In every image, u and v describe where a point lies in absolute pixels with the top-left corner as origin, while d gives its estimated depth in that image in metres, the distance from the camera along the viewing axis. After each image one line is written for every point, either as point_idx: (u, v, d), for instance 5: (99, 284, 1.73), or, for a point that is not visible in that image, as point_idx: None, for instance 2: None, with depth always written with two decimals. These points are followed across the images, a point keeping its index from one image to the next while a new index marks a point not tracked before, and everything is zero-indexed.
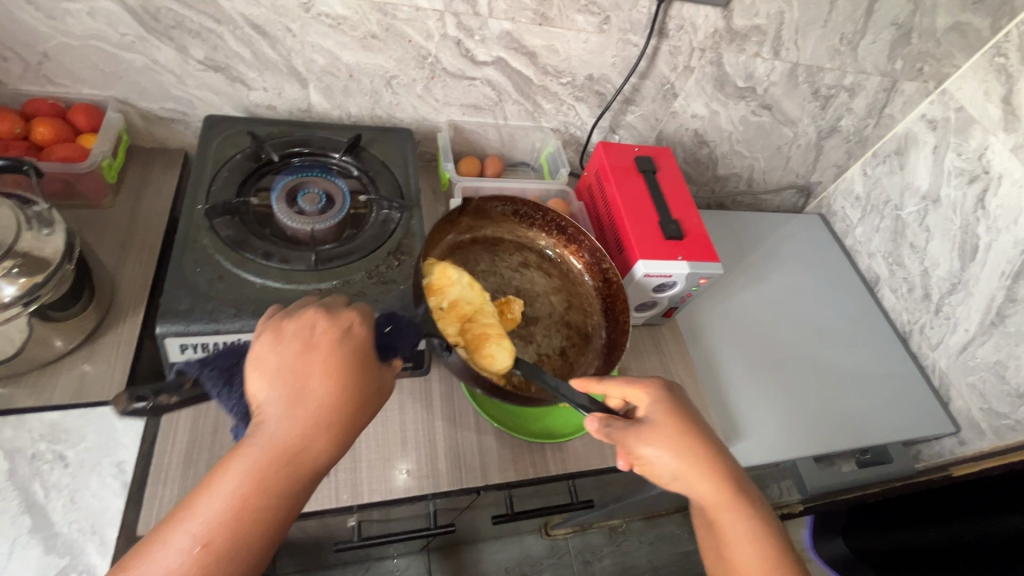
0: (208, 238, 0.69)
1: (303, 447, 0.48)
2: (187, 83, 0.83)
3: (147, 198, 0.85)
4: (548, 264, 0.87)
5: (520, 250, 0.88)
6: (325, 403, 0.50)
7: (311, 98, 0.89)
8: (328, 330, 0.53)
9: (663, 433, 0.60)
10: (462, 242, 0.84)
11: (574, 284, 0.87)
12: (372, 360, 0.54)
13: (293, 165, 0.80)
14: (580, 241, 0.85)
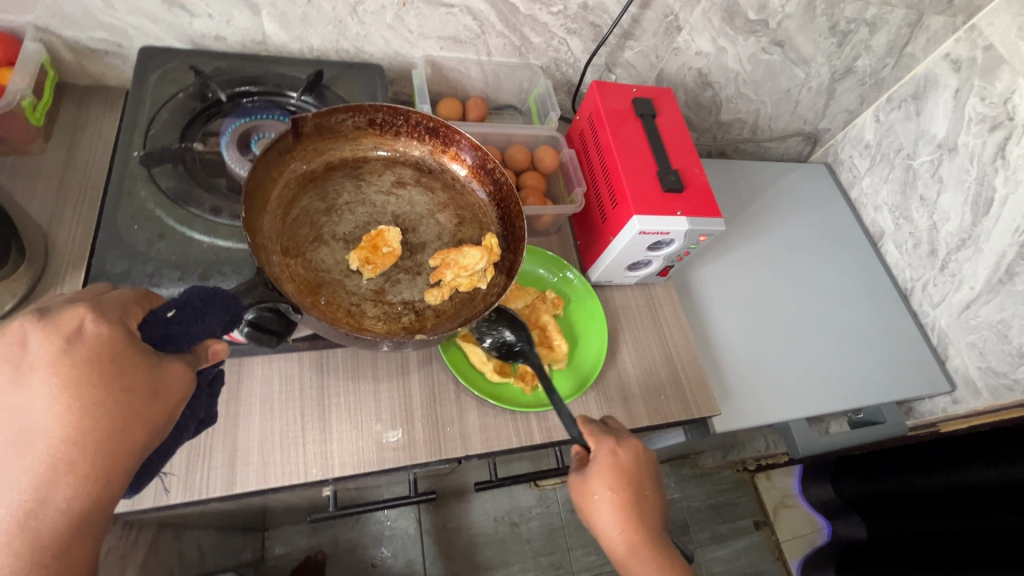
0: (145, 190, 0.61)
1: (48, 496, 0.38)
2: (117, 8, 0.71)
3: (84, 143, 0.75)
4: (428, 177, 0.71)
5: (393, 165, 0.70)
6: (67, 438, 0.39)
7: (265, 28, 0.78)
8: (45, 343, 0.39)
9: (608, 480, 0.64)
10: (314, 174, 0.66)
11: (465, 195, 0.71)
12: (137, 359, 0.42)
13: (243, 106, 0.71)
14: (457, 139, 0.69)
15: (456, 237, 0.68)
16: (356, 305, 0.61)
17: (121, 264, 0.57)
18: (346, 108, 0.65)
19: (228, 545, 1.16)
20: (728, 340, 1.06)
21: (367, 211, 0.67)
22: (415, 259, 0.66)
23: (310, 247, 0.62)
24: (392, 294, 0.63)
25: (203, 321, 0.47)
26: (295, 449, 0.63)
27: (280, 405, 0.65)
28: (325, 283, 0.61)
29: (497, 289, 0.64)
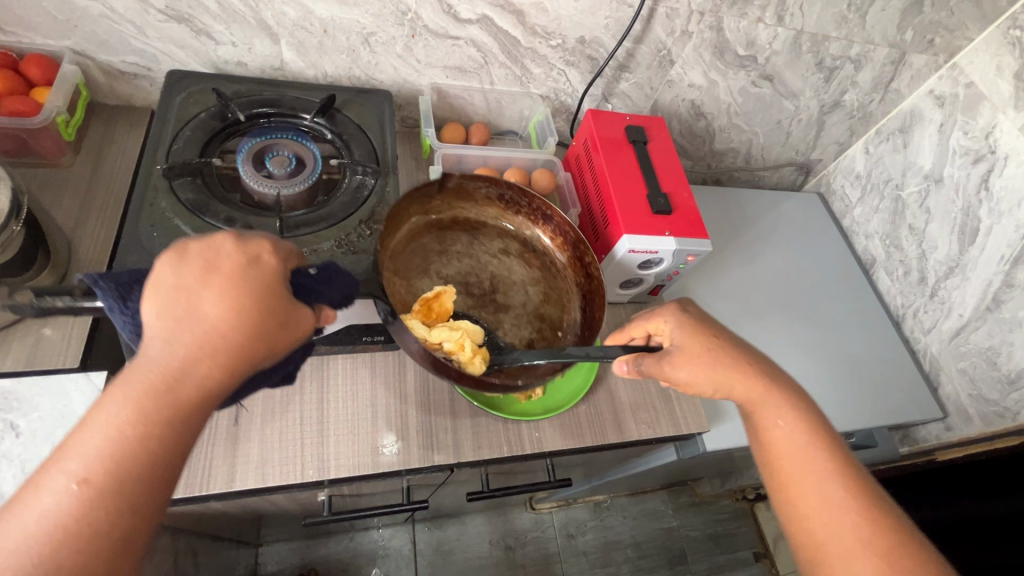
0: (166, 200, 0.66)
1: (183, 376, 0.42)
2: (148, 35, 0.77)
3: (110, 156, 0.80)
4: (531, 254, 0.80)
5: (505, 237, 0.80)
6: (217, 339, 0.43)
7: (284, 56, 0.84)
8: (234, 253, 0.46)
9: (692, 351, 0.62)
10: (439, 223, 0.77)
11: (556, 279, 0.79)
12: (284, 294, 0.48)
13: (260, 126, 0.76)
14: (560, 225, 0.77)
15: (541, 311, 0.76)
16: (437, 334, 0.69)
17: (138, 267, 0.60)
18: (484, 179, 0.76)
19: (222, 557, 1.17)
20: None
21: (471, 268, 0.77)
22: (497, 316, 0.74)
23: (414, 280, 0.72)
24: (470, 341, 0.71)
25: (330, 288, 0.55)
26: (293, 450, 0.65)
27: (281, 407, 0.68)
28: (419, 308, 0.70)
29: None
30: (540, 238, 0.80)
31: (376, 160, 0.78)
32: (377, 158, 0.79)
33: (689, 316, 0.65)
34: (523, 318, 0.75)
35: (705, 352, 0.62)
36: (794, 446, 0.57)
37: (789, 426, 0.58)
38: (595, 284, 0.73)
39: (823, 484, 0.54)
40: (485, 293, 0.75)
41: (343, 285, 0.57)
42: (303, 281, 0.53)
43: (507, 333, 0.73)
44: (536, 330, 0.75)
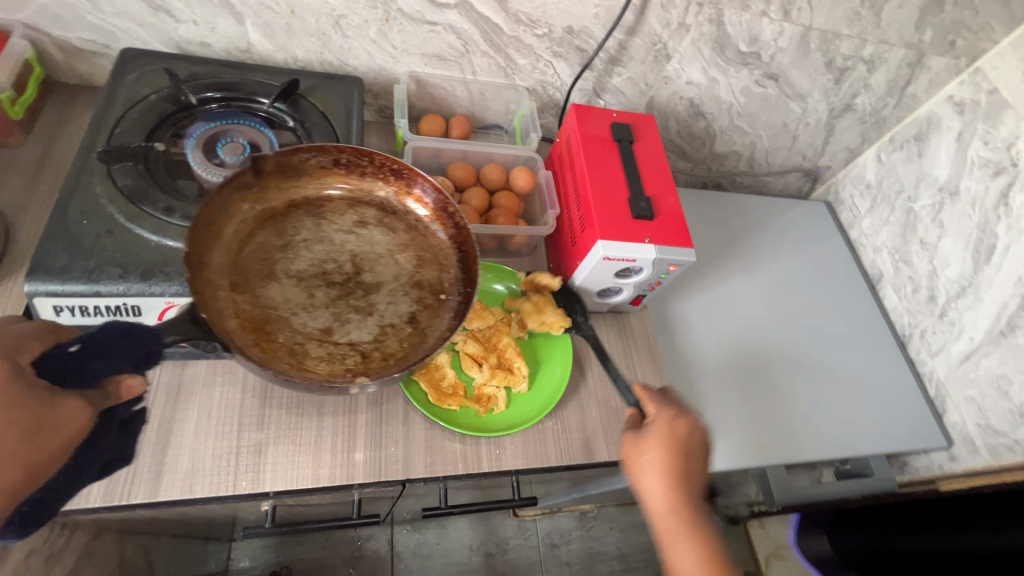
0: (102, 186, 0.62)
1: None
2: (104, 10, 0.73)
3: (63, 138, 0.76)
4: (391, 218, 0.71)
5: (355, 207, 0.70)
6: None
7: (249, 37, 0.79)
8: None
9: (656, 442, 0.62)
10: (273, 213, 0.66)
11: (429, 238, 0.71)
12: (22, 395, 0.43)
13: (215, 111, 0.72)
14: (415, 178, 0.70)
15: (417, 278, 0.67)
16: (299, 344, 0.59)
17: (63, 258, 0.56)
18: (309, 149, 0.66)
19: (185, 554, 1.14)
20: (708, 378, 1.02)
21: (325, 252, 0.66)
22: (369, 299, 0.64)
23: (261, 286, 0.61)
24: (342, 334, 0.61)
25: (105, 358, 0.48)
26: (227, 459, 0.61)
27: (218, 412, 0.63)
28: (272, 320, 0.59)
29: (447, 329, 0.63)
30: (410, 206, 0.72)
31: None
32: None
33: (685, 418, 0.64)
34: (398, 291, 0.66)
35: (670, 454, 0.61)
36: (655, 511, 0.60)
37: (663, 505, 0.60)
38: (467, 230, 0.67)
39: None
40: (350, 278, 0.65)
41: (132, 346, 0.48)
42: (67, 363, 0.47)
43: (383, 313, 0.64)
44: (416, 301, 0.66)
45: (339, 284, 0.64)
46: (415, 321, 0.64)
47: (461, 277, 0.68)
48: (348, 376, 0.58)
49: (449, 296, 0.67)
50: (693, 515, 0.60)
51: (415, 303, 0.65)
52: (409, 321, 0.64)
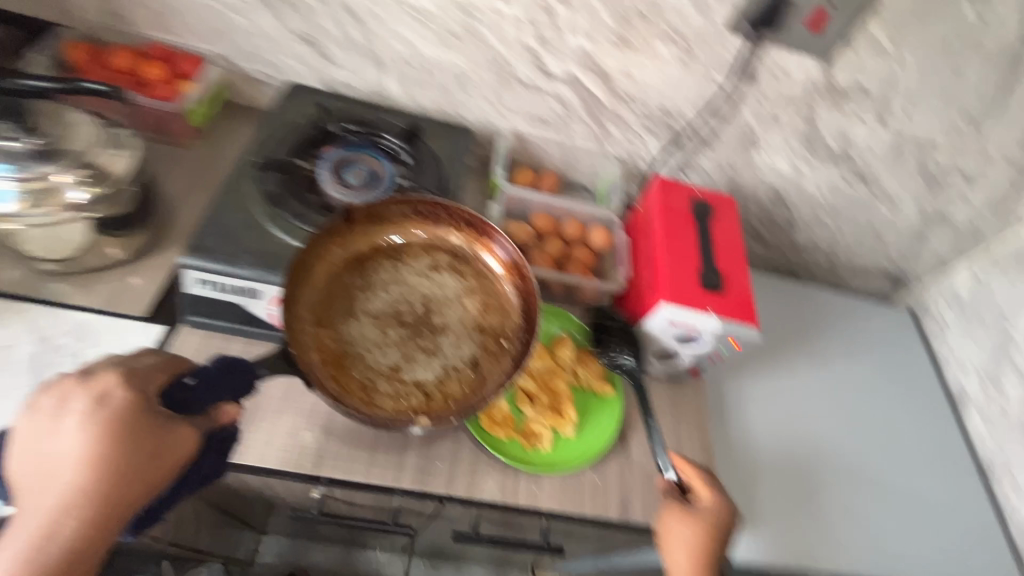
0: (249, 187, 0.74)
1: (59, 521, 0.50)
2: (281, 53, 0.90)
3: (223, 146, 0.92)
4: (463, 263, 0.75)
5: (431, 250, 0.75)
6: (79, 486, 0.51)
7: (386, 84, 0.93)
8: (85, 399, 0.53)
9: (688, 519, 0.67)
10: (358, 256, 0.72)
11: (496, 283, 0.74)
12: (144, 423, 0.53)
13: (347, 140, 0.84)
14: (489, 230, 0.74)
15: (481, 323, 0.72)
16: (370, 380, 0.65)
17: (211, 240, 0.68)
18: (394, 198, 0.72)
19: (223, 535, 1.20)
20: (763, 471, 0.98)
21: (401, 293, 0.72)
22: (435, 341, 0.69)
23: (343, 323, 0.68)
24: (408, 374, 0.66)
25: (213, 390, 0.57)
26: (297, 439, 0.69)
27: (296, 397, 0.72)
28: (349, 356, 0.66)
29: (505, 377, 0.66)
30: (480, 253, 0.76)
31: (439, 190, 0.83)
32: (440, 188, 0.83)
33: (721, 508, 0.68)
34: (462, 334, 0.70)
35: (693, 533, 0.66)
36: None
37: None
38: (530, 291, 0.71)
39: None
40: (420, 321, 0.70)
41: (236, 380, 0.57)
42: (183, 392, 0.57)
43: (446, 356, 0.68)
44: (479, 346, 0.70)
45: (411, 324, 0.70)
46: (476, 365, 0.68)
47: (523, 324, 0.71)
48: (410, 415, 0.63)
49: (509, 342, 0.70)
50: None
51: (477, 347, 0.70)
52: (470, 365, 0.68)
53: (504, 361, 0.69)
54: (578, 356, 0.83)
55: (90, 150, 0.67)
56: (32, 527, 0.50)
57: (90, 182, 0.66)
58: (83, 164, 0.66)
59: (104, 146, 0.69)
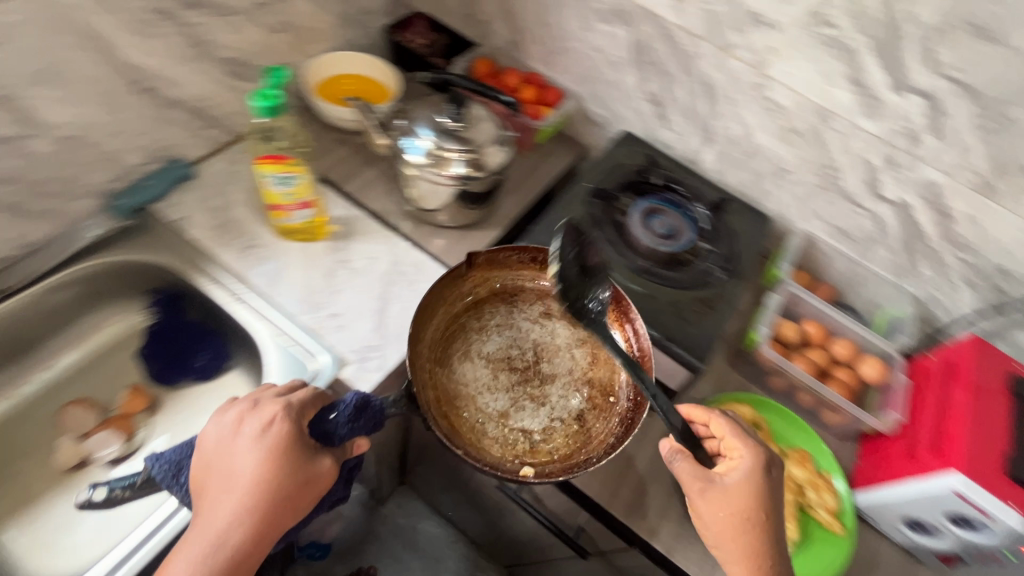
0: (580, 209, 0.88)
1: (230, 533, 0.57)
2: (627, 105, 1.04)
3: (548, 163, 1.10)
4: (573, 313, 0.82)
5: (543, 298, 0.83)
6: (244, 503, 0.57)
7: (704, 155, 1.02)
8: (253, 429, 0.60)
9: (724, 503, 0.62)
10: (473, 301, 0.81)
11: (606, 345, 0.79)
12: (302, 450, 0.61)
13: (661, 193, 0.93)
14: (626, 312, 0.74)
15: (588, 376, 0.78)
16: (482, 422, 0.73)
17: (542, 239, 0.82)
18: (514, 248, 0.80)
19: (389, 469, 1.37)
20: None
21: (512, 337, 0.80)
22: (542, 389, 0.76)
23: (457, 362, 0.77)
24: (515, 419, 0.74)
25: (358, 425, 0.66)
26: None
27: None
28: (460, 398, 0.74)
29: (613, 436, 0.72)
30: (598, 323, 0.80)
31: (726, 264, 0.86)
32: (728, 264, 0.86)
33: (763, 481, 0.63)
34: (570, 385, 0.77)
35: (738, 527, 0.61)
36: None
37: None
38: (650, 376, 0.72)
39: None
40: (529, 368, 0.78)
41: (371, 417, 0.67)
42: (328, 428, 0.65)
43: (553, 406, 0.75)
44: (588, 400, 0.76)
45: (520, 369, 0.77)
46: (582, 419, 0.75)
47: (630, 382, 0.77)
48: (515, 461, 0.70)
49: (619, 399, 0.76)
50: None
51: (585, 402, 0.76)
52: (575, 416, 0.75)
53: (615, 417, 0.75)
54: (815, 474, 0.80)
55: (485, 144, 0.86)
56: (207, 537, 0.56)
57: (475, 165, 0.85)
58: (477, 151, 0.85)
59: (494, 143, 0.87)
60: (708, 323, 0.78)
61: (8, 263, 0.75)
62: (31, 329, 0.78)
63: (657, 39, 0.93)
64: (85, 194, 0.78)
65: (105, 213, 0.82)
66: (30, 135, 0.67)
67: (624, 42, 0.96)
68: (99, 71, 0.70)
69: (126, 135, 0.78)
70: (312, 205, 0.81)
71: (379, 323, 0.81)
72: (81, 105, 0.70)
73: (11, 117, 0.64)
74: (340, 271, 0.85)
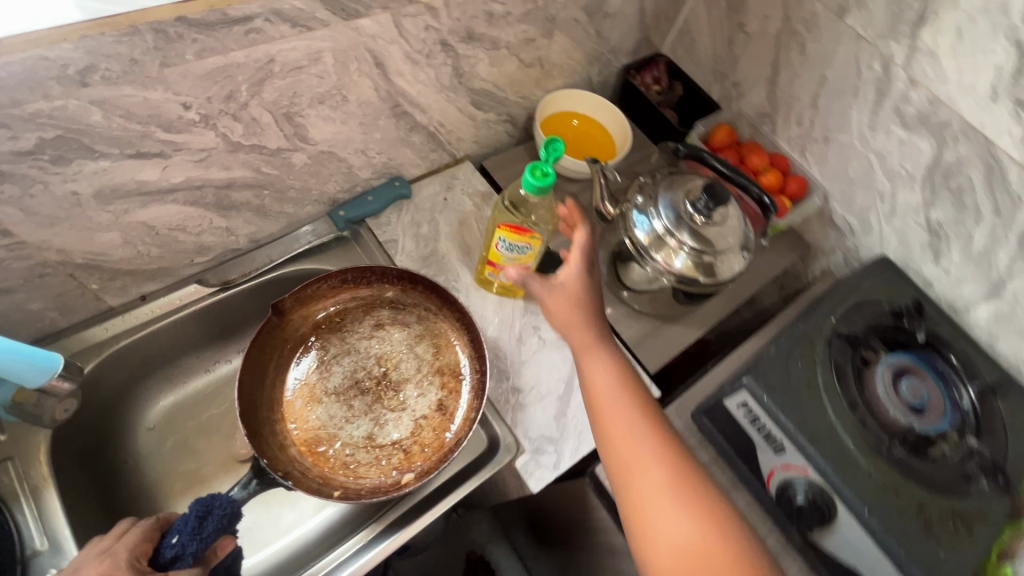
0: (820, 349, 0.72)
1: None
2: (892, 222, 0.87)
3: (763, 257, 0.97)
4: (402, 311, 0.77)
5: (370, 311, 0.77)
6: None
7: (976, 309, 0.82)
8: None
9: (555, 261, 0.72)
10: (305, 338, 0.75)
11: (436, 322, 0.77)
12: None
13: (922, 353, 0.76)
14: (421, 280, 0.74)
15: (435, 365, 0.75)
16: (350, 456, 0.69)
17: (773, 375, 0.69)
18: (315, 281, 0.72)
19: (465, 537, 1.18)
20: None
21: (355, 363, 0.75)
22: (398, 397, 0.73)
23: (308, 410, 0.72)
24: (384, 435, 0.71)
25: (200, 537, 0.53)
26: None
27: None
28: (321, 439, 0.70)
29: (473, 410, 0.70)
30: (447, 333, 0.76)
31: (994, 473, 0.67)
32: (999, 473, 0.67)
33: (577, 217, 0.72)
34: (421, 382, 0.74)
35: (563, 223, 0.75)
36: (687, 566, 0.51)
37: (643, 446, 0.58)
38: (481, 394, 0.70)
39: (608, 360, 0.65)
40: (386, 384, 0.74)
41: (221, 503, 0.55)
42: (175, 551, 0.52)
43: (413, 408, 0.72)
44: (441, 387, 0.73)
45: (371, 389, 0.73)
46: (443, 408, 0.72)
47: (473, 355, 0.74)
48: (394, 475, 0.68)
49: (465, 374, 0.73)
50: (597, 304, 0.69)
51: (440, 390, 0.73)
52: (437, 410, 0.72)
53: (466, 396, 0.72)
54: None
55: (728, 250, 0.75)
56: None
57: (707, 271, 0.75)
58: (716, 256, 0.74)
59: (738, 249, 0.76)
60: (963, 549, 0.62)
61: (237, 254, 0.76)
62: (240, 317, 0.80)
63: (975, 166, 0.74)
64: (316, 202, 0.78)
65: (325, 219, 0.81)
66: (294, 149, 0.66)
67: (922, 154, 0.79)
68: (369, 96, 0.67)
69: (367, 153, 0.76)
70: (527, 271, 0.76)
71: (561, 410, 0.74)
72: (342, 125, 0.68)
73: (288, 132, 0.64)
74: (530, 337, 0.78)
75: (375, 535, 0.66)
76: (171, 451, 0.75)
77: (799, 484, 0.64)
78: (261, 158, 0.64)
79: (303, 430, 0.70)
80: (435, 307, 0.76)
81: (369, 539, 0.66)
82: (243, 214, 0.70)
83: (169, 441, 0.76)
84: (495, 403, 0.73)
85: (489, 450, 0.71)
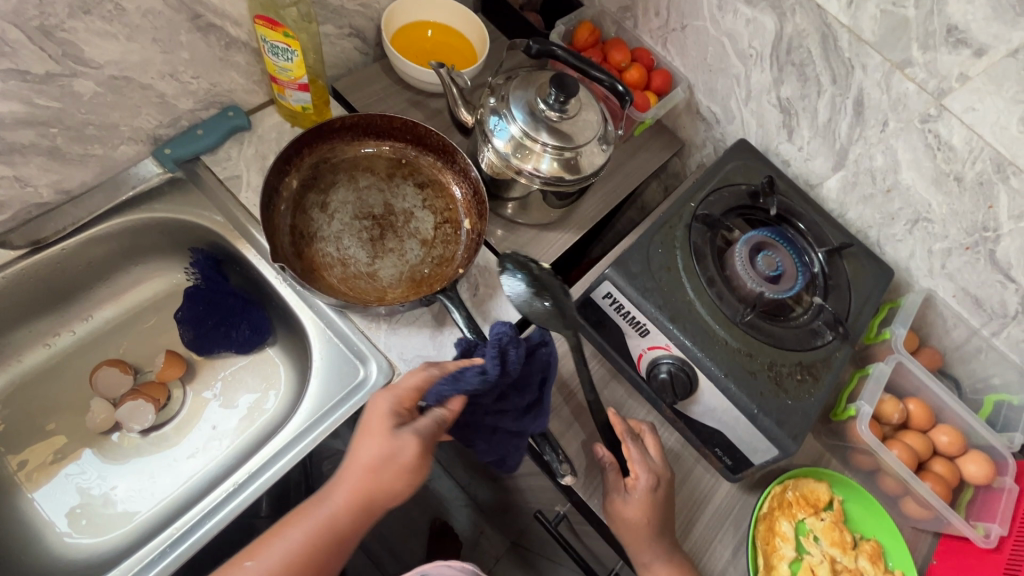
0: (680, 233, 0.74)
1: (329, 504, 0.56)
2: (749, 105, 0.88)
3: (637, 158, 0.97)
4: (325, 181, 0.76)
5: (303, 203, 0.74)
6: (352, 475, 0.55)
7: (827, 181, 0.86)
8: (373, 406, 0.57)
9: (640, 501, 0.64)
10: (306, 265, 0.71)
11: (351, 159, 0.78)
12: (388, 427, 0.55)
13: (777, 227, 0.80)
14: (302, 140, 0.73)
15: (388, 176, 0.78)
16: (435, 255, 0.75)
17: (637, 264, 0.70)
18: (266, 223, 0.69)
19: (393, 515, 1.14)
20: None
21: (353, 233, 0.74)
22: (398, 212, 0.77)
23: (378, 281, 0.72)
24: (426, 233, 0.76)
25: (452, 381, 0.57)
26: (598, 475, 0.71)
27: None
28: (414, 271, 0.73)
29: (439, 161, 0.79)
30: (360, 151, 0.79)
31: (836, 325, 0.72)
32: (840, 325, 0.72)
33: (666, 486, 0.66)
34: (390, 194, 0.77)
35: (648, 479, 0.65)
36: None
37: None
38: (447, 146, 0.77)
39: (657, 530, 0.64)
40: (384, 217, 0.76)
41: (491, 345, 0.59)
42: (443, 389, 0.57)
43: (413, 205, 0.77)
44: (407, 179, 0.79)
45: (380, 231, 0.75)
46: (425, 184, 0.79)
47: (388, 139, 0.79)
48: (463, 230, 0.77)
49: (407, 155, 0.80)
50: (658, 522, 0.64)
51: (408, 181, 0.79)
52: (423, 188, 0.79)
53: (425, 162, 0.80)
54: (864, 541, 0.73)
55: (585, 143, 0.73)
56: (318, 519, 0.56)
57: (564, 167, 0.72)
58: (572, 151, 0.72)
59: (596, 142, 0.74)
60: (809, 395, 0.68)
61: (44, 210, 0.68)
62: (69, 280, 0.72)
63: (812, 37, 0.76)
64: (130, 140, 0.69)
65: (151, 160, 0.73)
66: (73, 74, 0.58)
67: (766, 30, 0.79)
68: (152, 2, 0.58)
69: (179, 78, 0.67)
70: (309, 91, 0.73)
71: (435, 328, 0.72)
72: (130, 43, 0.59)
73: (53, 52, 0.55)
74: None
75: (373, 352, 0.70)
76: (17, 431, 0.70)
77: (664, 360, 0.68)
78: (27, 86, 0.55)
79: (401, 282, 0.72)
80: (333, 146, 0.77)
81: (371, 351, 0.70)
82: (32, 159, 0.61)
83: (13, 421, 0.70)
84: (367, 333, 0.71)
85: (363, 379, 0.68)
